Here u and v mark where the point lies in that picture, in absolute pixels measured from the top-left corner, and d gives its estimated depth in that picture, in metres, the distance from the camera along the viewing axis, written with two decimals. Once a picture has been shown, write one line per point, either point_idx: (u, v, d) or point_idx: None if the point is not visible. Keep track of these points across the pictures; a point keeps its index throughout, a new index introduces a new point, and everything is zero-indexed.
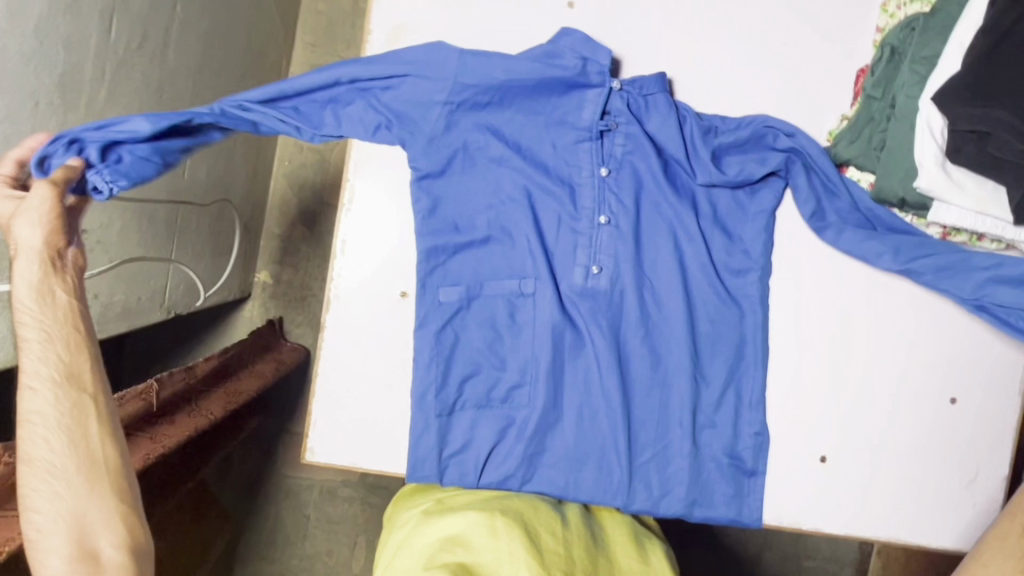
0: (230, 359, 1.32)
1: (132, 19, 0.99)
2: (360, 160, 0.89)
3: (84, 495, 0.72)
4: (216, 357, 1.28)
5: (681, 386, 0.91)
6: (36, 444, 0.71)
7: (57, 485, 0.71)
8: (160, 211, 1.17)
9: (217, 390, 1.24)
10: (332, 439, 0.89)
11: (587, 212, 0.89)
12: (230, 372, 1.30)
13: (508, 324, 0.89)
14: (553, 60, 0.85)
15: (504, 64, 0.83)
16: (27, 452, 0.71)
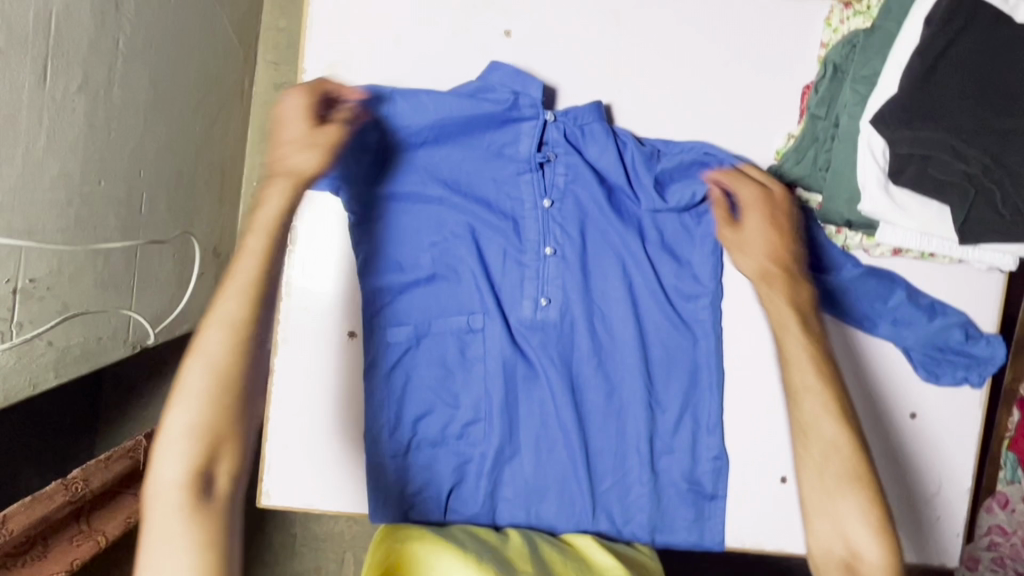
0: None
1: (70, 62, 0.97)
2: (303, 206, 0.90)
3: (201, 451, 0.54)
4: None
5: (636, 414, 0.91)
6: (180, 404, 0.55)
7: (185, 449, 0.54)
8: (116, 248, 1.16)
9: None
10: (288, 485, 0.90)
11: (532, 243, 0.89)
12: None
13: (460, 361, 0.89)
14: (485, 95, 0.86)
15: (432, 100, 0.85)
16: (172, 414, 0.55)
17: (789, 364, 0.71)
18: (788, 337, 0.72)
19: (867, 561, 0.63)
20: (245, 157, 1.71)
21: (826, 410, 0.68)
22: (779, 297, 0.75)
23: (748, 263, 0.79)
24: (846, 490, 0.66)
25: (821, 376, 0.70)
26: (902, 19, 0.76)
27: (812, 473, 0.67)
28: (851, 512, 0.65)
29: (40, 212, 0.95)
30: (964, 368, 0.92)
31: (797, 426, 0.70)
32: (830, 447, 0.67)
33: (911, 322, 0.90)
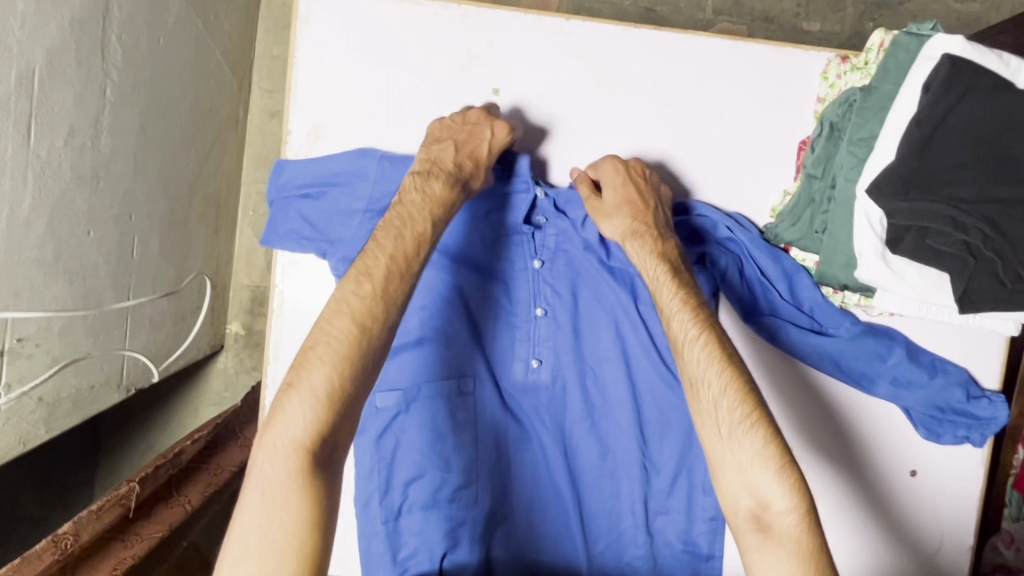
0: (217, 433, 1.31)
1: (56, 118, 0.96)
2: (287, 268, 0.91)
3: (327, 418, 0.64)
4: (203, 436, 1.27)
5: (629, 474, 0.91)
6: (321, 373, 0.65)
7: (317, 413, 0.64)
8: (107, 293, 1.16)
9: (201, 468, 1.24)
10: None
11: (524, 305, 0.90)
12: (214, 447, 1.29)
13: (452, 425, 0.88)
14: None
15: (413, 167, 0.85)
16: (308, 380, 0.64)
17: (692, 346, 0.76)
18: (672, 316, 0.78)
19: (775, 511, 0.69)
20: (240, 188, 1.69)
21: (722, 379, 0.73)
22: (664, 281, 0.80)
23: (614, 227, 0.84)
24: (745, 435, 0.71)
25: (708, 347, 0.75)
26: (900, 82, 0.74)
27: (710, 418, 0.73)
28: (754, 461, 0.71)
29: (25, 271, 0.94)
30: (964, 428, 0.90)
31: (690, 380, 0.76)
32: (718, 394, 0.73)
33: (911, 382, 0.88)
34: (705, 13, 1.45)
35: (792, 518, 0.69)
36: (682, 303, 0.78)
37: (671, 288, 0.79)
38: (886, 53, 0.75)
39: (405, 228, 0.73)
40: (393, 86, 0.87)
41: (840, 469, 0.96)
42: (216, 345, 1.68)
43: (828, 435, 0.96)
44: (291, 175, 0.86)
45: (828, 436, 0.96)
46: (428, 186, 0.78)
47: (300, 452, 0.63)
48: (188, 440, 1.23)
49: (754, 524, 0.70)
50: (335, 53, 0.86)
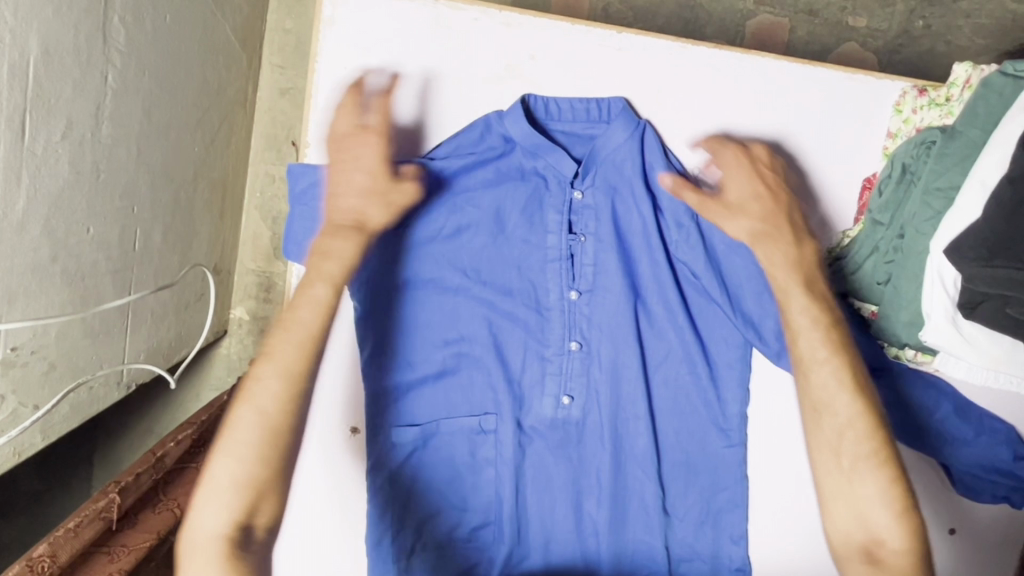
0: (204, 429, 1.23)
1: (52, 111, 0.89)
2: (301, 292, 0.86)
3: (244, 505, 0.61)
4: (187, 435, 1.19)
5: (656, 520, 0.84)
6: (228, 463, 0.61)
7: (230, 504, 0.61)
8: (107, 291, 1.09)
9: (189, 467, 1.16)
10: None
11: (556, 338, 0.83)
12: (202, 444, 1.21)
13: (469, 462, 0.84)
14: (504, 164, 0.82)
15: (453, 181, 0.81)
16: (217, 469, 0.62)
17: (818, 372, 0.72)
18: (805, 335, 0.73)
19: (891, 549, 0.68)
20: (247, 169, 1.61)
21: (851, 409, 0.70)
22: (794, 291, 0.74)
23: (739, 227, 0.76)
24: (869, 468, 0.69)
25: (839, 373, 0.71)
26: (989, 128, 0.66)
27: (828, 447, 0.71)
28: (873, 498, 0.69)
29: (19, 278, 0.88)
30: (1006, 490, 0.83)
31: (812, 404, 0.72)
32: (844, 425, 0.70)
33: (959, 438, 0.82)
34: (748, 4, 1.34)
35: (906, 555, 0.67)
36: (813, 321, 0.73)
37: (804, 297, 0.74)
38: (976, 93, 0.68)
39: (315, 279, 0.67)
40: (420, 96, 0.82)
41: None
42: (219, 332, 1.62)
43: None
44: (314, 181, 0.79)
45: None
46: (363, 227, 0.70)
47: (218, 544, 0.60)
48: (173, 440, 1.15)
49: (865, 557, 0.69)
50: (359, 61, 0.81)
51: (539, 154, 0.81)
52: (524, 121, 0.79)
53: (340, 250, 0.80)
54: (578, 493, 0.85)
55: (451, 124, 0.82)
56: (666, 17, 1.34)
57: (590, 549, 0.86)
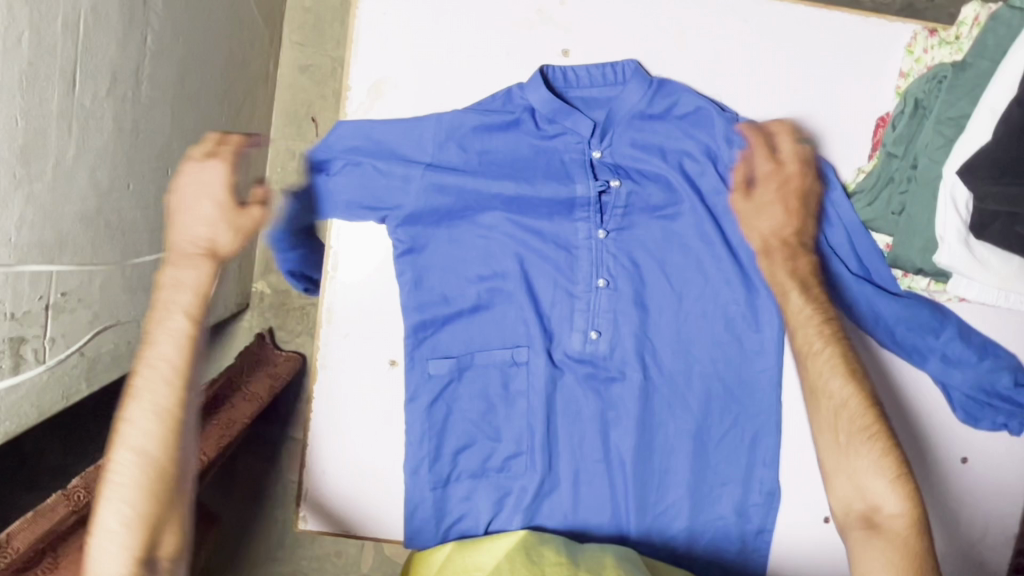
0: (219, 389, 1.25)
1: (99, 65, 0.93)
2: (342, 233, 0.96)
3: (146, 528, 0.71)
4: (203, 391, 1.21)
5: (683, 445, 0.89)
6: (115, 505, 0.71)
7: (127, 542, 0.70)
8: (145, 249, 1.13)
9: (211, 422, 1.19)
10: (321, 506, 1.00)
11: (584, 276, 0.88)
12: (221, 401, 1.24)
13: (503, 394, 0.89)
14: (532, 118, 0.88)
15: (479, 135, 0.87)
16: (112, 494, 0.71)
17: (817, 359, 0.77)
18: (801, 326, 0.78)
19: (887, 514, 0.74)
20: (269, 144, 1.65)
21: (845, 391, 0.76)
22: (792, 292, 0.79)
23: (766, 225, 0.82)
24: (864, 443, 0.75)
25: (834, 359, 0.77)
26: (998, 58, 0.70)
27: (828, 425, 0.77)
28: (868, 469, 0.74)
29: (69, 225, 0.92)
30: (1005, 415, 0.86)
31: (812, 389, 0.78)
32: (840, 405, 0.76)
33: (966, 362, 0.84)
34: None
35: (903, 521, 0.73)
36: (812, 314, 0.78)
37: (802, 295, 0.78)
38: (985, 28, 0.72)
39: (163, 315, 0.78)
40: (450, 42, 0.91)
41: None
42: (242, 304, 1.65)
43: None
44: (354, 145, 0.87)
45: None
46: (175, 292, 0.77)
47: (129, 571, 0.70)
48: (189, 397, 1.17)
49: (863, 522, 0.75)
50: (403, 8, 0.91)
51: (557, 120, 0.87)
52: (544, 89, 0.86)
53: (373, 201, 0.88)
54: (605, 427, 0.90)
55: (481, 66, 0.92)
56: None
57: (618, 483, 0.90)
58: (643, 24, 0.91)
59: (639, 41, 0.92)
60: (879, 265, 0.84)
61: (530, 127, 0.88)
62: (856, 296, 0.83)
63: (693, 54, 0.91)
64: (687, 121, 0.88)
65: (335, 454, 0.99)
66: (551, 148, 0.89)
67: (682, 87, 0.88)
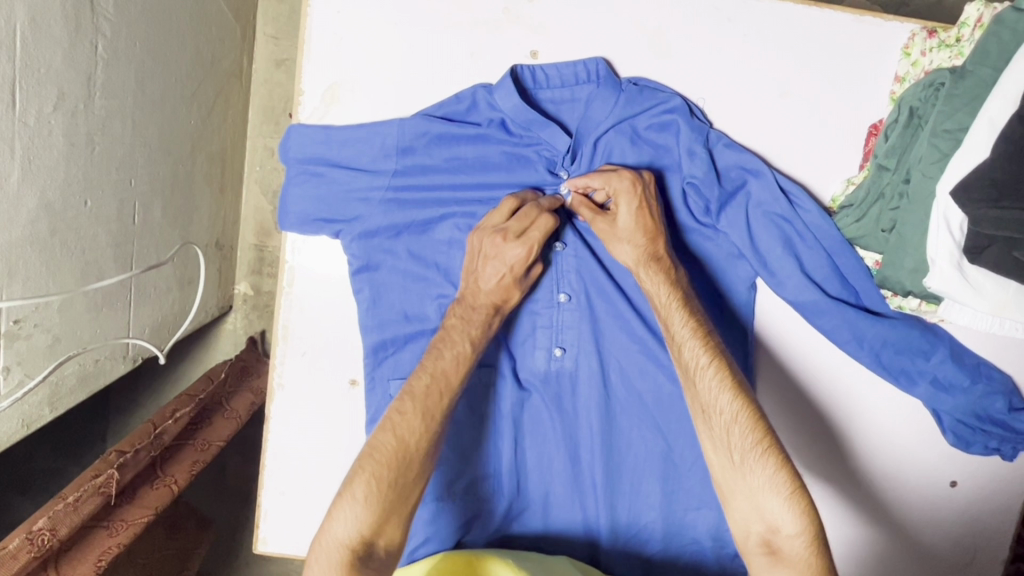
0: (202, 406, 1.22)
1: (41, 80, 0.88)
2: (297, 243, 0.92)
3: (372, 521, 0.69)
4: (184, 411, 1.17)
5: (654, 466, 0.90)
6: (346, 513, 0.68)
7: (362, 517, 0.68)
8: (109, 264, 1.10)
9: (186, 445, 1.16)
10: (282, 531, 0.97)
11: (546, 290, 0.88)
12: (201, 420, 1.20)
13: (467, 416, 0.89)
14: (504, 130, 0.86)
15: (441, 138, 0.85)
16: (356, 489, 0.69)
17: (704, 375, 0.76)
18: (683, 343, 0.78)
19: (785, 536, 0.71)
20: (246, 142, 1.59)
21: (733, 406, 0.74)
22: (675, 308, 0.79)
23: (625, 252, 0.81)
24: (757, 461, 0.72)
25: (719, 375, 0.75)
26: (1000, 66, 0.65)
27: (722, 443, 0.75)
28: (764, 487, 0.72)
29: (18, 248, 0.88)
30: (998, 441, 0.84)
31: (702, 407, 0.77)
32: (730, 421, 0.74)
33: (958, 386, 0.82)
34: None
35: (802, 542, 0.70)
36: (692, 330, 0.78)
37: (683, 315, 0.79)
38: (987, 31, 0.66)
39: (444, 349, 0.78)
40: (407, 45, 0.87)
41: (867, 489, 0.97)
42: (224, 306, 1.60)
43: (857, 455, 0.96)
44: (321, 151, 0.86)
45: (849, 473, 0.97)
46: (76, 503, 0.91)
47: (344, 550, 0.67)
48: (171, 418, 1.14)
49: (764, 548, 0.72)
50: (362, 8, 0.87)
51: (531, 129, 0.84)
52: (515, 95, 0.82)
53: (336, 212, 0.86)
54: (575, 443, 0.90)
55: (443, 69, 0.88)
56: None
57: (587, 497, 0.90)
58: (619, 27, 0.86)
59: (615, 42, 0.87)
60: (866, 285, 0.83)
61: (496, 134, 0.86)
62: (837, 322, 0.82)
63: (670, 56, 0.86)
64: (653, 126, 0.85)
65: (296, 476, 0.96)
66: (516, 152, 0.86)
67: (656, 94, 0.85)
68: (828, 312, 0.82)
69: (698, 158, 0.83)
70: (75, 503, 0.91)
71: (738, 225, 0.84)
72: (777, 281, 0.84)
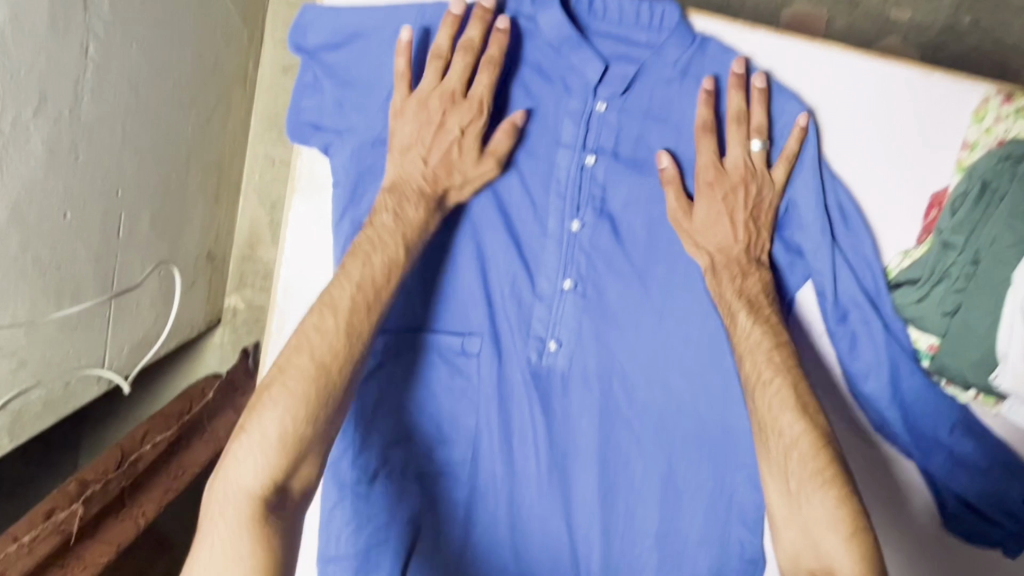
0: (183, 429, 1.13)
1: (21, 85, 0.80)
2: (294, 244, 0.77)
3: (282, 467, 0.58)
4: (165, 437, 1.08)
5: (655, 496, 0.73)
6: (250, 455, 0.57)
7: (272, 462, 0.57)
8: (87, 282, 1.02)
9: (161, 472, 1.06)
10: None
11: (548, 275, 0.71)
12: (178, 445, 1.11)
13: (447, 383, 0.76)
14: (544, 74, 0.71)
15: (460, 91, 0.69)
16: (260, 424, 0.58)
17: (764, 391, 0.65)
18: (749, 351, 0.66)
19: None
20: (246, 150, 1.51)
21: (796, 429, 0.64)
22: (741, 312, 0.67)
23: (698, 255, 0.68)
24: (815, 492, 0.62)
25: (783, 391, 0.65)
26: None
27: (778, 468, 0.65)
28: (822, 522, 0.61)
29: None
30: (1004, 534, 0.73)
31: (760, 424, 0.66)
32: (789, 445, 0.64)
33: (975, 466, 0.70)
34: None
35: None
36: (759, 329, 0.66)
37: (751, 316, 0.66)
38: None
39: (372, 254, 0.64)
40: None
41: None
42: (212, 319, 1.52)
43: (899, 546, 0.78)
44: (337, 44, 0.71)
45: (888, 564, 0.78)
46: (31, 545, 0.82)
47: (251, 502, 0.57)
48: (149, 442, 1.05)
49: None
50: None
51: (562, 50, 0.70)
52: (556, 9, 0.69)
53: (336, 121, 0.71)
54: (564, 465, 0.75)
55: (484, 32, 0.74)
56: (694, 3, 1.18)
57: (578, 530, 0.76)
58: None
59: None
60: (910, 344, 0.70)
61: (533, 60, 0.71)
62: (880, 357, 0.69)
63: None
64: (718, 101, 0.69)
65: None
66: (546, 109, 0.71)
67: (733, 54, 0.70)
68: (878, 378, 0.70)
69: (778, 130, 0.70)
70: (26, 544, 0.82)
71: (807, 205, 0.68)
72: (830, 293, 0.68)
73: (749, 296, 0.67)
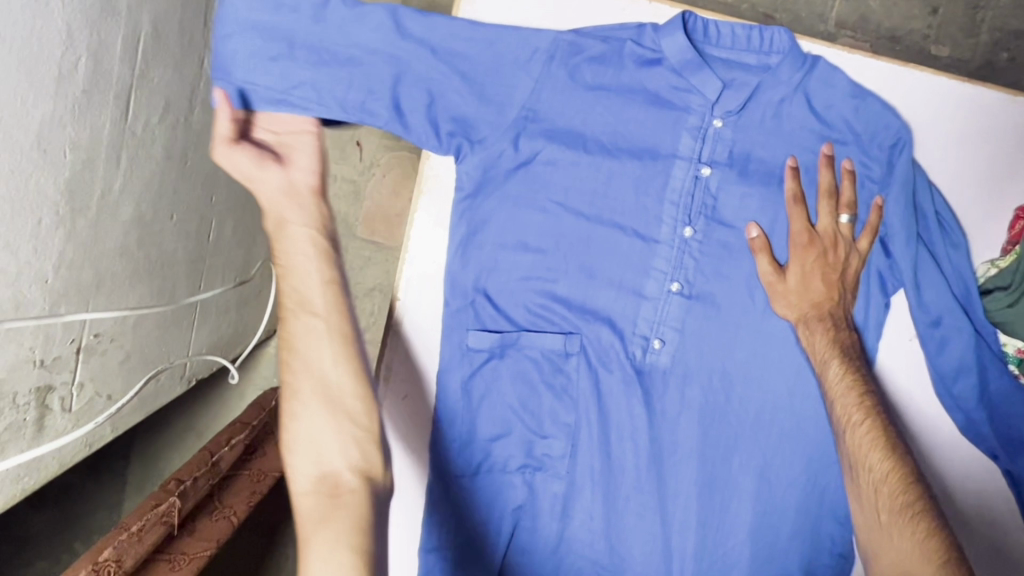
0: (256, 434, 1.12)
1: (153, 91, 0.86)
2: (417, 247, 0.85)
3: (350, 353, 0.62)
4: (241, 438, 1.08)
5: (751, 494, 0.77)
6: (317, 350, 0.61)
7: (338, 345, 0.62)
8: (182, 281, 1.06)
9: (242, 474, 1.05)
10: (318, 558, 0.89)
11: (658, 275, 0.74)
12: (254, 449, 1.10)
13: (550, 382, 0.77)
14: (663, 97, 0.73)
15: (583, 109, 0.73)
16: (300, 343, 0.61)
17: (855, 432, 0.67)
18: (839, 396, 0.70)
19: None
20: None
21: (884, 466, 0.65)
22: (833, 361, 0.71)
23: (788, 309, 0.73)
24: (904, 525, 0.62)
25: (873, 433, 0.67)
26: None
27: (869, 504, 0.66)
28: (909, 555, 0.61)
29: (108, 261, 0.85)
30: None
31: (850, 462, 0.68)
32: (879, 480, 0.65)
33: None
34: (827, 26, 1.18)
35: None
36: (850, 386, 0.70)
37: (840, 368, 0.71)
38: None
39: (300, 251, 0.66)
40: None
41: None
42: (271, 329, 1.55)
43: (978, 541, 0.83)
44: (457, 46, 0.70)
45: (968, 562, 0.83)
46: (138, 534, 0.81)
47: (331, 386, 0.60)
48: (228, 444, 1.05)
49: None
50: None
51: (683, 75, 0.72)
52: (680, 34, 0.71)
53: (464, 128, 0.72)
54: (662, 466, 0.77)
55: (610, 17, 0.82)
56: None
57: (672, 524, 0.77)
58: None
59: None
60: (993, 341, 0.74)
61: (652, 87, 0.73)
62: (967, 360, 0.73)
63: None
64: (822, 140, 0.74)
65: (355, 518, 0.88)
66: (660, 129, 0.73)
67: (839, 73, 0.73)
68: (969, 379, 0.74)
69: (879, 154, 0.74)
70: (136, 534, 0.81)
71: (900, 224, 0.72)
72: (922, 301, 0.73)
73: (841, 344, 0.72)
